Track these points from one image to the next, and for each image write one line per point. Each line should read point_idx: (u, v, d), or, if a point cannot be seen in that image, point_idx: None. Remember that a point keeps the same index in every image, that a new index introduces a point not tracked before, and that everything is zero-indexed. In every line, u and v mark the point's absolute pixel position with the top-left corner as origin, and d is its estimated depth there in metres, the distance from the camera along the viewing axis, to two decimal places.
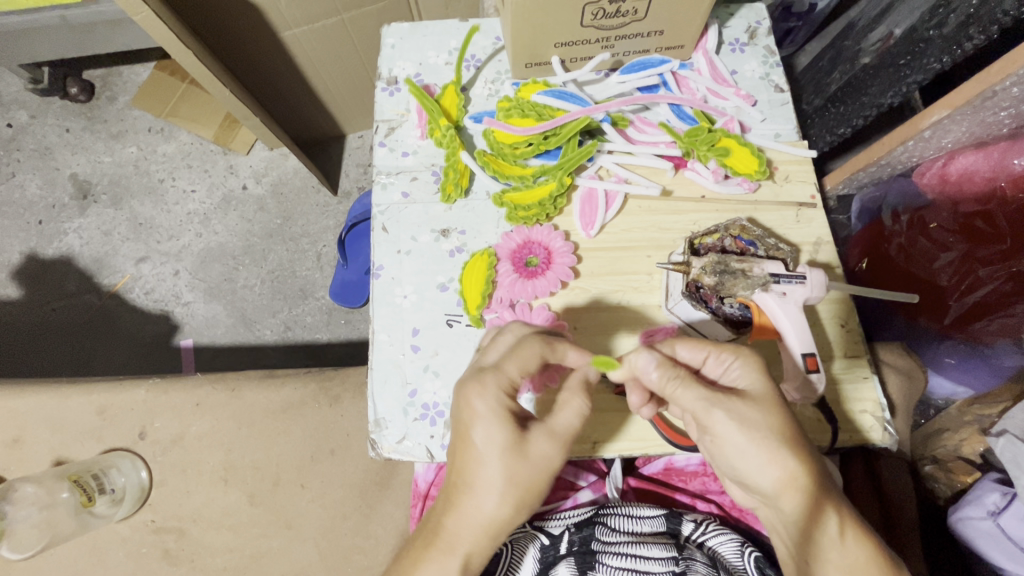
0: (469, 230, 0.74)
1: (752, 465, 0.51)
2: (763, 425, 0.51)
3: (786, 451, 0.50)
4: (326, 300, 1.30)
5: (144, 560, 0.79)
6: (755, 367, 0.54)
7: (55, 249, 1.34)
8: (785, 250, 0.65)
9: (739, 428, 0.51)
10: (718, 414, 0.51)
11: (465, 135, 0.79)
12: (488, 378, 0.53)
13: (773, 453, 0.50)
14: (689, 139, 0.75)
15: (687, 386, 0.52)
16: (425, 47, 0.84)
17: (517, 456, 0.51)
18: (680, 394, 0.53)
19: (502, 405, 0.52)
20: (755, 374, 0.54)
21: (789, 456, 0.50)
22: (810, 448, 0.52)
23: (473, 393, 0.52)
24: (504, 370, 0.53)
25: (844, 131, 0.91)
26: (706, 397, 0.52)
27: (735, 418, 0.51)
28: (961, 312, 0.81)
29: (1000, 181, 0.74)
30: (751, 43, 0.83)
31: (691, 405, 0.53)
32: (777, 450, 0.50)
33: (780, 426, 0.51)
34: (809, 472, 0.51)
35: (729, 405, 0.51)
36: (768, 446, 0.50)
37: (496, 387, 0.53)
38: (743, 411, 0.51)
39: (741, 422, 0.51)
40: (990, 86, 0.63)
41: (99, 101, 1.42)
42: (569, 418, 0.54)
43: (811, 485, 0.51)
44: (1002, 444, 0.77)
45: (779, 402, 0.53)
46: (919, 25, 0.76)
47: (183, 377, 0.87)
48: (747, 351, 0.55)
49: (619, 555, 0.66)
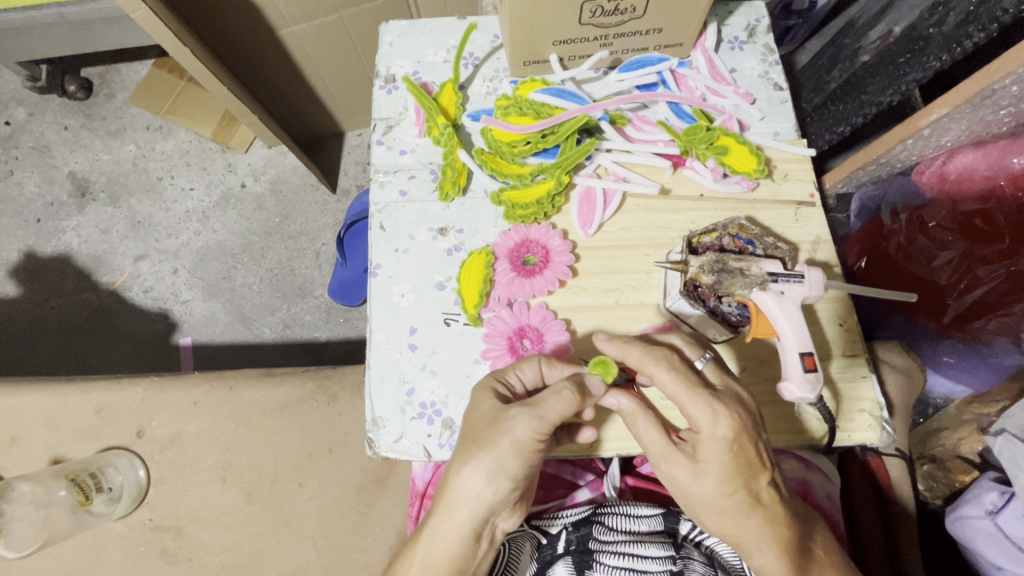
0: (467, 228, 0.74)
1: (696, 514, 0.58)
2: (692, 497, 0.56)
3: (715, 513, 0.56)
4: (325, 298, 1.30)
5: (142, 558, 0.79)
6: (718, 440, 0.53)
7: (53, 247, 1.34)
8: (783, 248, 0.65)
9: (675, 487, 0.56)
10: (663, 467, 0.56)
11: (464, 133, 0.79)
12: (485, 376, 0.59)
13: (694, 512, 0.58)
14: (688, 137, 0.74)
15: (649, 426, 0.55)
16: (423, 44, 0.84)
17: (490, 425, 0.53)
18: (642, 440, 0.56)
19: (490, 391, 0.57)
20: (714, 448, 0.53)
21: (706, 520, 0.57)
22: (745, 519, 0.56)
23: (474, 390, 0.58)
24: (500, 371, 0.59)
25: (843, 129, 0.91)
26: (658, 448, 0.55)
27: (676, 481, 0.56)
28: (959, 312, 0.81)
29: (999, 180, 0.74)
30: (751, 41, 0.83)
31: (647, 442, 0.56)
32: (698, 514, 0.57)
33: (716, 495, 0.55)
34: (730, 535, 0.57)
35: (666, 467, 0.56)
36: (700, 506, 0.56)
37: (488, 379, 0.58)
38: (678, 478, 0.55)
39: (676, 484, 0.56)
40: (989, 85, 0.63)
41: (97, 98, 1.42)
42: (553, 401, 0.52)
43: (744, 539, 0.57)
44: (1000, 443, 0.78)
45: (725, 482, 0.54)
46: (920, 22, 0.76)
47: (181, 376, 0.86)
48: (718, 420, 0.52)
49: (617, 555, 0.66)
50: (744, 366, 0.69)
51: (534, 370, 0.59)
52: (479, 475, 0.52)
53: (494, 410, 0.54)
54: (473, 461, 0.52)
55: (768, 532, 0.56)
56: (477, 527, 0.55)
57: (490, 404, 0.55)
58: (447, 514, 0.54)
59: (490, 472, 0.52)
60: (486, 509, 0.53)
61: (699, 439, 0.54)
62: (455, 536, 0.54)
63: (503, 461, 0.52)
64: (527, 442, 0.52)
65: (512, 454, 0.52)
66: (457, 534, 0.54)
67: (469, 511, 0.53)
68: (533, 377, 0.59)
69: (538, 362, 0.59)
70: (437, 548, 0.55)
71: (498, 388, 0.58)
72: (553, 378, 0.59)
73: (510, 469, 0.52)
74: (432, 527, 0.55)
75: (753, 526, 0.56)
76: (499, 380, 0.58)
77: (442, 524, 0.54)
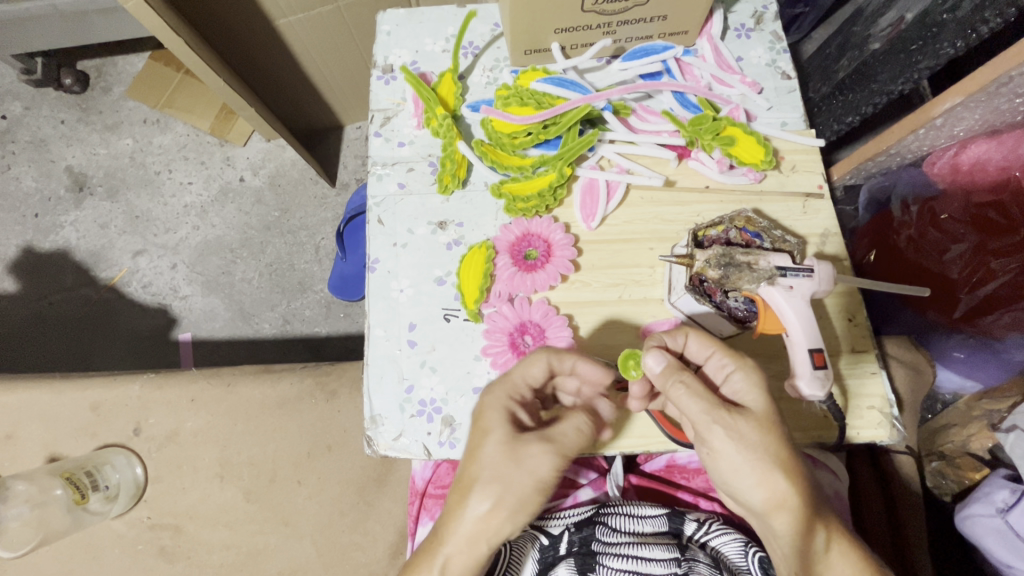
0: (467, 222, 0.73)
1: (745, 484, 0.52)
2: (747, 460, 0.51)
3: (779, 473, 0.51)
4: (324, 293, 1.29)
5: (140, 557, 0.78)
6: (756, 382, 0.54)
7: (51, 243, 1.33)
8: (791, 242, 0.62)
9: (737, 450, 0.51)
10: (718, 431, 0.51)
11: (463, 124, 0.77)
12: (495, 394, 0.56)
13: (766, 475, 0.51)
14: (693, 128, 0.72)
15: (693, 394, 0.52)
16: (422, 34, 0.82)
17: (512, 460, 0.50)
18: (685, 402, 0.53)
19: (502, 412, 0.54)
20: (756, 391, 0.53)
21: (781, 480, 0.51)
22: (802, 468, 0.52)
23: (483, 405, 0.55)
24: (509, 382, 0.57)
25: (851, 120, 0.89)
26: (708, 410, 0.52)
27: (733, 436, 0.51)
28: (971, 306, 0.78)
29: (1014, 171, 0.72)
30: (757, 28, 0.80)
31: (692, 414, 0.53)
32: (770, 469, 0.51)
33: (775, 446, 0.51)
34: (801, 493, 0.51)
35: (731, 422, 0.51)
36: (761, 467, 0.51)
37: (501, 399, 0.55)
38: (745, 432, 0.51)
39: (738, 441, 0.51)
40: (1006, 72, 0.61)
41: (94, 92, 1.40)
42: (572, 436, 0.53)
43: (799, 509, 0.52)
44: (1012, 439, 0.81)
45: (777, 419, 0.53)
46: (933, 9, 0.73)
47: (177, 373, 0.85)
48: (752, 362, 0.54)
49: (621, 557, 0.65)
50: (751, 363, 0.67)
51: (543, 368, 0.57)
52: (500, 512, 0.50)
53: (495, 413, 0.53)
54: (492, 495, 0.50)
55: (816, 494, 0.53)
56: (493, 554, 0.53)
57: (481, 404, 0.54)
58: (461, 543, 0.51)
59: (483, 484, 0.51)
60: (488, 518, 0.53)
61: (734, 383, 0.55)
62: (472, 563, 0.52)
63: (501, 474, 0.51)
64: (549, 480, 0.51)
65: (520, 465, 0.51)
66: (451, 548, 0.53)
67: (487, 543, 0.51)
68: (541, 376, 0.57)
69: (546, 360, 0.57)
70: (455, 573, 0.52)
71: (514, 410, 0.55)
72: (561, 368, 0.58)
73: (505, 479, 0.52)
74: (446, 554, 0.52)
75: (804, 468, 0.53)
76: (513, 399, 0.56)
77: (458, 551, 0.51)
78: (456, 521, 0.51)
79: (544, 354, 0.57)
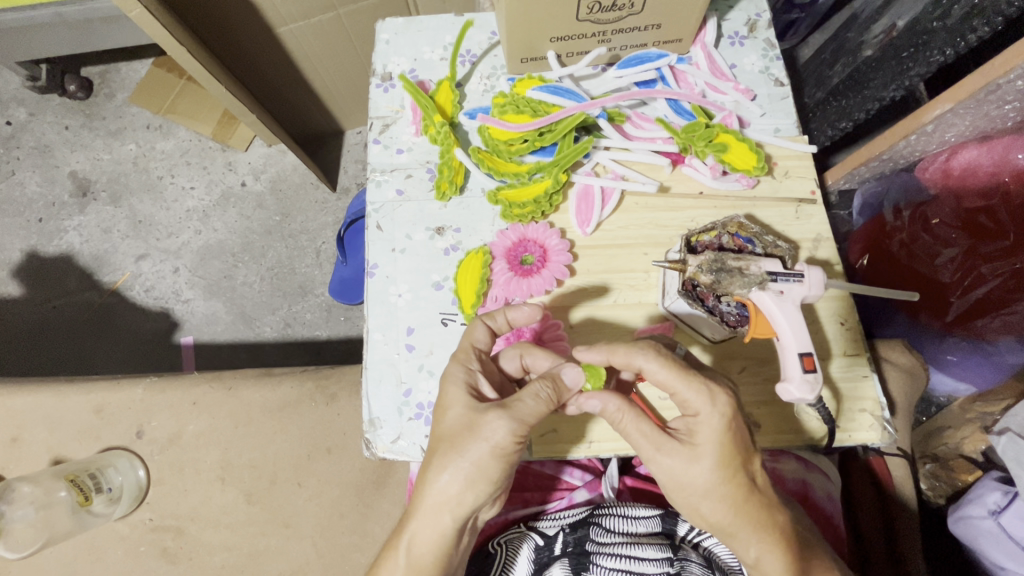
0: (464, 227, 0.74)
1: (686, 504, 0.56)
2: (687, 488, 0.55)
3: (714, 502, 0.54)
4: (325, 297, 1.30)
5: (142, 558, 0.79)
6: (716, 423, 0.53)
7: (55, 247, 1.34)
8: (783, 247, 0.63)
9: (676, 480, 0.55)
10: (661, 462, 0.55)
11: (461, 131, 0.78)
12: (453, 365, 0.58)
13: (702, 502, 0.55)
14: (686, 135, 0.73)
15: (638, 420, 0.55)
16: (420, 42, 0.83)
17: (468, 429, 0.53)
18: (635, 436, 0.55)
19: (463, 386, 0.56)
20: (712, 430, 0.53)
21: (717, 508, 0.55)
22: (750, 498, 0.55)
23: (445, 380, 0.57)
24: (464, 355, 0.59)
25: (845, 125, 0.91)
26: (655, 445, 0.55)
27: (672, 470, 0.54)
28: (962, 311, 0.79)
29: (1003, 176, 0.73)
30: (751, 36, 0.82)
31: (641, 447, 0.55)
32: (697, 507, 0.56)
33: (718, 481, 0.54)
34: (743, 517, 0.55)
35: (669, 459, 0.54)
36: (697, 496, 0.55)
37: (459, 370, 0.58)
38: (683, 467, 0.54)
39: (679, 473, 0.54)
40: (994, 80, 0.62)
41: (98, 98, 1.42)
42: (530, 403, 0.53)
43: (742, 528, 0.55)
44: (1004, 442, 0.78)
45: (727, 457, 0.53)
46: (923, 16, 0.75)
47: (180, 377, 0.86)
48: (716, 401, 0.53)
49: (614, 556, 0.66)
50: (744, 366, 0.68)
51: (483, 329, 0.60)
52: (458, 482, 0.53)
53: (469, 412, 0.54)
54: (451, 467, 0.53)
55: (767, 517, 0.55)
56: (460, 526, 0.55)
57: (468, 405, 0.55)
58: (427, 516, 0.54)
59: (469, 479, 0.53)
60: (469, 511, 0.54)
61: (694, 422, 0.54)
62: (437, 537, 0.55)
63: (483, 467, 0.53)
64: (507, 446, 0.52)
65: (492, 459, 0.53)
66: (438, 536, 0.55)
67: (451, 514, 0.54)
68: (485, 337, 0.60)
69: (482, 321, 0.60)
70: (421, 550, 0.55)
71: (471, 382, 0.57)
72: (500, 325, 0.61)
73: (490, 473, 0.53)
74: (412, 530, 0.55)
75: (757, 497, 0.55)
76: (472, 369, 0.58)
77: (422, 526, 0.55)
78: (421, 495, 0.54)
79: (483, 322, 0.60)
